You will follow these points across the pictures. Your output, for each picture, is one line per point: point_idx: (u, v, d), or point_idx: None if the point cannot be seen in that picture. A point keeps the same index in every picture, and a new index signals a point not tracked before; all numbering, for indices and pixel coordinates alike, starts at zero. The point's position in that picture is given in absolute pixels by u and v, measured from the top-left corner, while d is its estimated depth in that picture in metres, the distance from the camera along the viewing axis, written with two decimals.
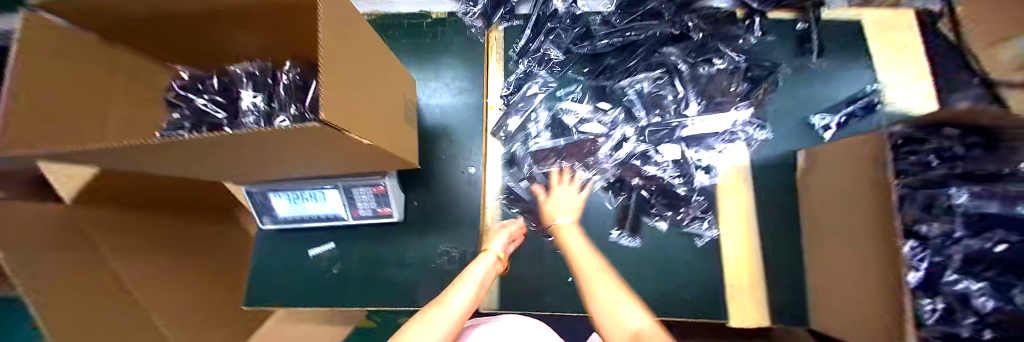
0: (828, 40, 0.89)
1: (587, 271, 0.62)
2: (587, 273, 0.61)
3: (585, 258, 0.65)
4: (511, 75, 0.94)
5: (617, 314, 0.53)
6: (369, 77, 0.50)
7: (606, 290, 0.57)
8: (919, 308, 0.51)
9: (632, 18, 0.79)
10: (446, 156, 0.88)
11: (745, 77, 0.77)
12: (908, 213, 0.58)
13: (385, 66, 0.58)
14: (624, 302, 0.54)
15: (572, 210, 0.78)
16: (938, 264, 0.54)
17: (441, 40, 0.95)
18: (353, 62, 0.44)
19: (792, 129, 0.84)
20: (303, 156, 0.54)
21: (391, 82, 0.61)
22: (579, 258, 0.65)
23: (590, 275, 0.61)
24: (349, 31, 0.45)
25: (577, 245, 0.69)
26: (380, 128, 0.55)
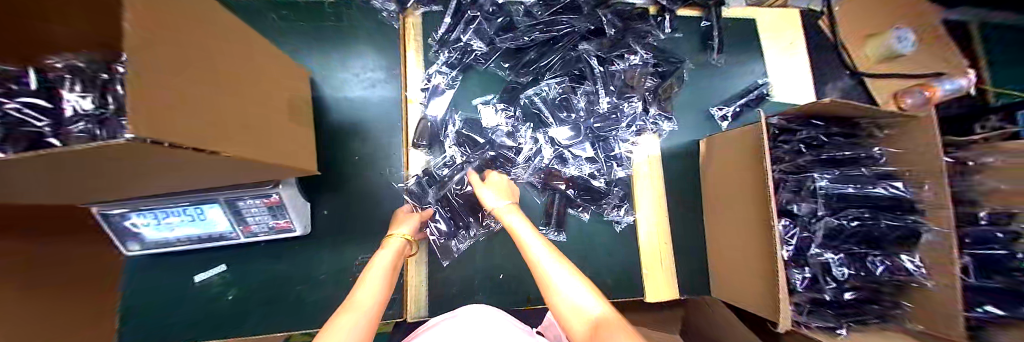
0: (730, 35, 0.95)
1: (538, 261, 0.51)
2: (537, 265, 0.51)
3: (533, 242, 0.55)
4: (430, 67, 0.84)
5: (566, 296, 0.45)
6: (232, 78, 0.43)
7: (557, 274, 0.48)
8: (801, 282, 0.61)
9: (551, 13, 0.82)
10: (361, 157, 0.81)
11: (652, 73, 0.83)
12: (783, 194, 0.63)
13: (246, 61, 0.47)
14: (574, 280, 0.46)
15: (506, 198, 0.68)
16: (806, 239, 0.61)
17: (348, 24, 0.85)
18: (205, 64, 0.37)
19: (693, 121, 0.91)
20: (156, 178, 0.46)
21: (261, 80, 0.51)
22: (530, 246, 0.54)
23: (541, 264, 0.51)
24: (195, 29, 0.36)
25: (520, 228, 0.59)
26: (257, 133, 0.47)
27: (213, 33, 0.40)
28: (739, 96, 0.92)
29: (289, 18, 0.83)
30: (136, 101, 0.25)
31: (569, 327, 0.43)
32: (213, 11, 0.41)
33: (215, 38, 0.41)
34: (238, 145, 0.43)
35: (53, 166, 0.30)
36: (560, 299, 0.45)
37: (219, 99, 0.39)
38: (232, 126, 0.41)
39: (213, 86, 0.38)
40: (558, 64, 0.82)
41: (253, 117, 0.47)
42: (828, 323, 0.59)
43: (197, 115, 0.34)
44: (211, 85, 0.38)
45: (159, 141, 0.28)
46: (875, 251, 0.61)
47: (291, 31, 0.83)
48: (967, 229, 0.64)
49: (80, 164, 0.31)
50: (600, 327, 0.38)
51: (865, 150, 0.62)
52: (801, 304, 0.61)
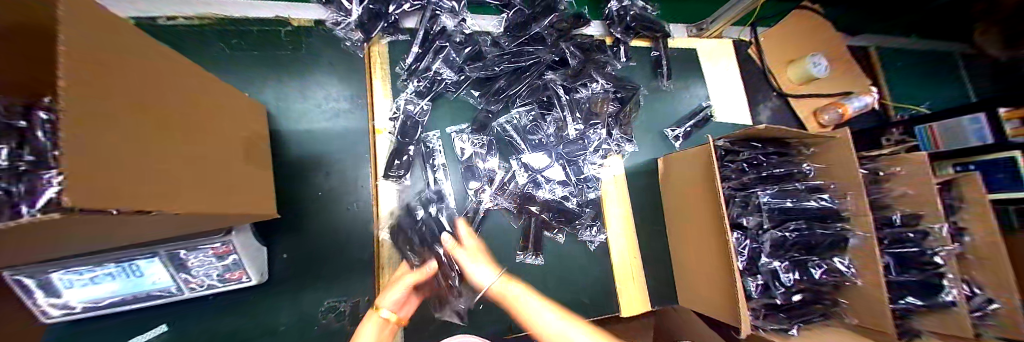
0: (677, 62, 1.06)
1: (543, 326, 0.52)
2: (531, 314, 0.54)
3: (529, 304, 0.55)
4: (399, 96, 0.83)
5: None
6: (184, 116, 0.40)
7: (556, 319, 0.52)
8: (754, 290, 0.66)
9: (518, 44, 0.86)
10: (324, 192, 0.77)
11: (613, 98, 0.89)
12: (734, 209, 0.70)
13: (194, 90, 0.43)
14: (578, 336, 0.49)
15: (484, 262, 0.64)
16: (756, 250, 0.68)
17: (308, 53, 0.82)
18: (153, 105, 0.34)
19: (650, 142, 0.98)
20: (82, 243, 0.40)
21: (212, 110, 0.47)
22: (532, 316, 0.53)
23: (538, 320, 0.53)
24: (130, 60, 0.31)
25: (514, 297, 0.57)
26: (215, 181, 0.44)
27: (151, 62, 0.36)
28: (690, 117, 1.01)
29: (240, 46, 0.79)
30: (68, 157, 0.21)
31: None
32: (163, 52, 0.39)
33: (158, 71, 0.37)
34: (197, 199, 0.39)
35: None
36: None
37: (169, 143, 0.36)
38: (184, 178, 0.38)
39: (161, 123, 0.35)
40: (526, 92, 0.86)
41: (208, 160, 0.44)
42: (781, 326, 0.65)
43: (142, 166, 0.30)
44: (167, 136, 0.36)
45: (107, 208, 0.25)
46: (818, 258, 0.67)
47: (242, 61, 0.78)
48: (885, 231, 0.74)
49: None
50: None
51: (795, 166, 0.71)
52: (756, 309, 0.67)
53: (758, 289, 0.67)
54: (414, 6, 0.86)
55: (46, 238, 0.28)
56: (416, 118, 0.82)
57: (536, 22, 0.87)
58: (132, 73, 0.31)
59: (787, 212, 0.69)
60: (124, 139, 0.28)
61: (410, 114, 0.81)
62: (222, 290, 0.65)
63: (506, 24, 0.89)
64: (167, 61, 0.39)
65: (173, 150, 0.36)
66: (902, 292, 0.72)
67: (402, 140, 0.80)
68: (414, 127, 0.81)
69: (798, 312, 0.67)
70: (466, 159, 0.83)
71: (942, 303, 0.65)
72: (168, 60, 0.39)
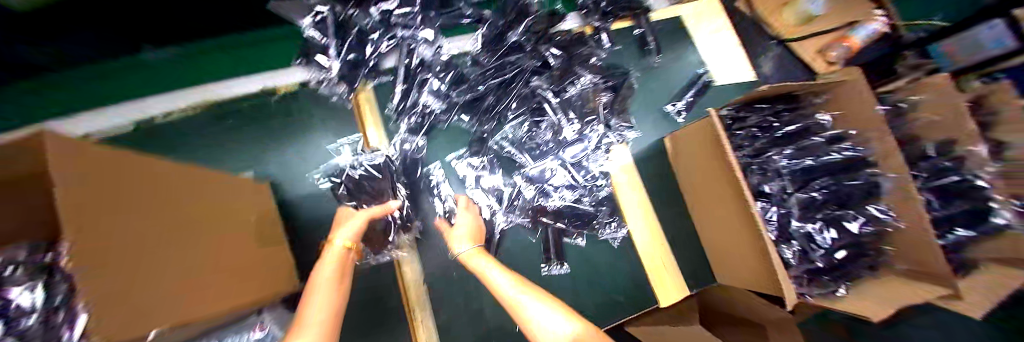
0: (662, 34, 1.02)
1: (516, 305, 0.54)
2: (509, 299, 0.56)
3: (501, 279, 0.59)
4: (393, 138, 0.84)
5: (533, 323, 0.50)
6: (189, 211, 0.42)
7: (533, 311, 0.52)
8: (792, 258, 0.64)
9: (498, 58, 0.86)
10: None
11: (605, 89, 0.87)
12: (754, 178, 0.67)
13: (193, 182, 0.45)
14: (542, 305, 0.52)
15: (468, 237, 0.70)
16: (785, 215, 0.65)
17: (301, 117, 0.84)
18: (162, 210, 0.36)
19: (652, 123, 0.96)
20: None
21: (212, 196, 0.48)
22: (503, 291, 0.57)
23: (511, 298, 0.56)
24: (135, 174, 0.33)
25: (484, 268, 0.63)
26: (233, 269, 0.46)
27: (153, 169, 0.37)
28: (687, 89, 0.98)
29: (237, 125, 0.81)
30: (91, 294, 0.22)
31: None
32: (158, 162, 0.39)
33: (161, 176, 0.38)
34: (218, 294, 0.40)
35: None
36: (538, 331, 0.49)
37: (182, 242, 0.37)
38: (200, 273, 0.39)
39: (172, 225, 0.37)
40: (516, 104, 0.85)
41: (219, 247, 0.45)
42: (826, 289, 0.63)
43: (161, 274, 0.32)
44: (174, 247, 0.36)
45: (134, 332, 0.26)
46: (851, 209, 0.65)
47: (242, 139, 0.81)
48: (920, 166, 0.69)
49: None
50: None
51: (810, 120, 0.68)
52: (800, 277, 0.64)
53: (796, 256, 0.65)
54: (390, 45, 0.86)
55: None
56: (411, 156, 0.82)
57: (511, 32, 0.86)
58: (138, 189, 0.33)
59: (810, 172, 0.66)
60: (143, 253, 0.30)
61: (405, 155, 0.81)
62: None
63: (481, 40, 0.88)
64: (163, 170, 0.39)
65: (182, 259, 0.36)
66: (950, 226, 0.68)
67: (404, 182, 0.79)
68: (412, 166, 0.81)
69: (845, 271, 0.64)
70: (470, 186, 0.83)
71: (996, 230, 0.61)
72: (163, 168, 0.40)
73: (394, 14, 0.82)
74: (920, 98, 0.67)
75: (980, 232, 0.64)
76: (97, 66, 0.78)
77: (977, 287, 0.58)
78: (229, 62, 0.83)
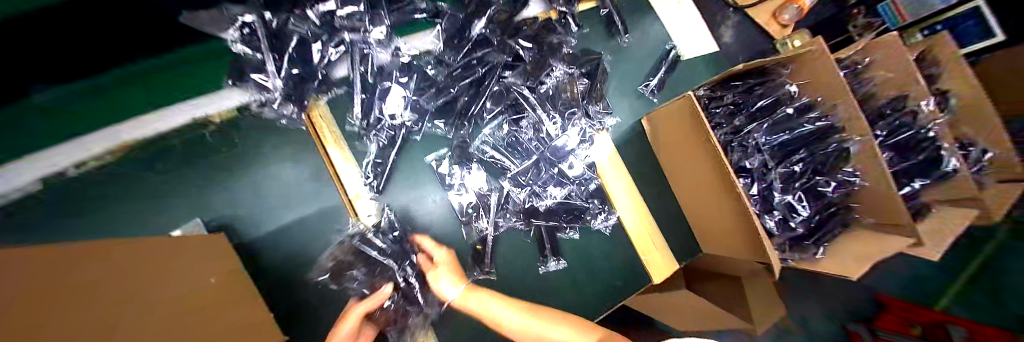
0: (629, 12, 0.99)
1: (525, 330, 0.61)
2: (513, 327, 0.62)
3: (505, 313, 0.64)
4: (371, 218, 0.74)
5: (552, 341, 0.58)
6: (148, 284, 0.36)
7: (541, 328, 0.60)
8: (774, 227, 0.67)
9: (464, 55, 0.79)
10: (325, 282, 0.72)
11: (580, 77, 0.83)
12: (734, 155, 0.68)
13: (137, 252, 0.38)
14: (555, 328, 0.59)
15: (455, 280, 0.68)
16: (766, 188, 0.67)
17: (247, 146, 0.73)
18: (109, 293, 0.30)
19: (628, 105, 0.95)
20: None
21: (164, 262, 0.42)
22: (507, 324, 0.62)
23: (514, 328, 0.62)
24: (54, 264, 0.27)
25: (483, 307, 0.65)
26: (213, 336, 0.40)
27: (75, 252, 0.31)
28: (658, 67, 0.97)
29: (173, 166, 0.71)
30: None
31: None
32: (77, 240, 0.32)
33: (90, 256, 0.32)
34: None
35: None
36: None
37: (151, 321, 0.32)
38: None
39: (132, 305, 0.32)
40: (491, 103, 0.80)
41: (199, 312, 0.40)
42: (806, 251, 0.67)
43: None
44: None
45: None
46: (822, 176, 0.68)
47: (182, 181, 0.71)
48: (880, 125, 0.73)
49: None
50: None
51: (780, 91, 0.69)
52: (781, 244, 0.68)
53: (777, 226, 0.68)
54: (338, 52, 0.76)
55: None
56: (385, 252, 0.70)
57: (474, 24, 0.80)
58: (67, 278, 0.27)
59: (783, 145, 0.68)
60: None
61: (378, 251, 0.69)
62: None
63: (442, 37, 0.81)
64: (67, 259, 0.29)
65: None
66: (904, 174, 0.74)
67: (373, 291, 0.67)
68: (386, 265, 0.68)
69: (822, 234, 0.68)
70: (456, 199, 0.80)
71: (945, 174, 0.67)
72: (67, 256, 0.29)
73: (336, 16, 0.74)
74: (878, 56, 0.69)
75: (931, 177, 0.70)
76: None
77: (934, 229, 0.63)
78: (148, 95, 0.67)
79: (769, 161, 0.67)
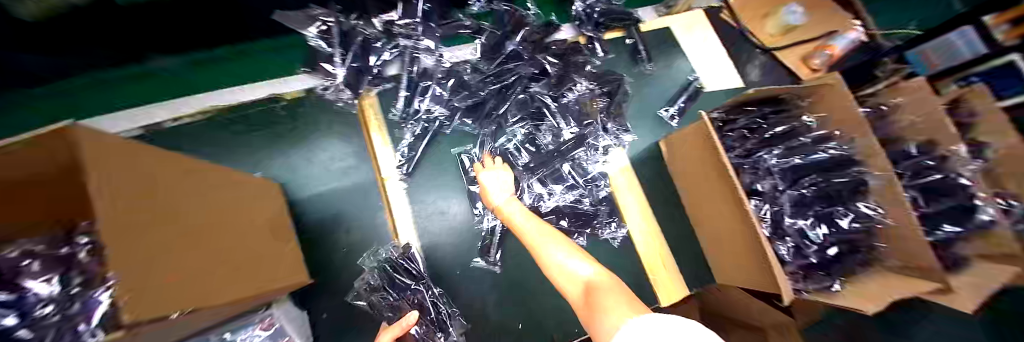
0: (655, 43, 1.07)
1: (539, 247, 0.55)
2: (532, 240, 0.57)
3: (528, 223, 0.60)
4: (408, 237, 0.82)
5: (567, 268, 0.51)
6: (213, 210, 0.45)
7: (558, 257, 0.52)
8: (786, 253, 0.66)
9: (497, 65, 0.90)
10: (347, 248, 0.79)
11: (601, 95, 0.90)
12: (746, 176, 0.70)
13: (218, 182, 0.48)
14: (573, 257, 0.52)
15: (507, 188, 0.68)
16: (779, 212, 0.68)
17: (306, 122, 0.86)
18: (186, 206, 0.38)
19: (647, 127, 0.99)
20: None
21: (234, 197, 0.51)
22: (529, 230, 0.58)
23: (543, 247, 0.55)
24: (161, 173, 0.36)
25: (519, 212, 0.62)
26: (250, 265, 0.48)
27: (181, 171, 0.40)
28: (680, 94, 1.02)
29: (244, 130, 0.84)
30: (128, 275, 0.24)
31: (567, 293, 0.51)
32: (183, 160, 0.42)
33: (186, 176, 0.41)
34: (237, 286, 0.42)
35: None
36: (560, 270, 0.51)
37: (205, 238, 0.40)
38: (223, 267, 0.41)
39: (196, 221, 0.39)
40: (516, 109, 0.88)
41: (240, 245, 0.47)
42: (822, 284, 0.64)
43: (187, 267, 0.34)
44: (198, 245, 0.38)
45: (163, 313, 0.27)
46: (840, 206, 0.68)
47: (247, 143, 0.83)
48: (904, 164, 0.73)
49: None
50: (595, 291, 0.45)
51: (795, 121, 0.72)
52: (795, 272, 0.66)
53: (789, 252, 0.66)
54: (393, 54, 0.90)
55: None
56: (414, 277, 0.76)
57: (509, 41, 0.92)
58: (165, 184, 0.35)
59: (797, 171, 0.69)
60: (170, 245, 0.32)
61: (408, 276, 0.75)
62: None
63: (481, 49, 0.93)
64: (174, 173, 0.39)
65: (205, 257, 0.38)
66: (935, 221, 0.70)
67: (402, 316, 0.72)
68: (415, 290, 0.75)
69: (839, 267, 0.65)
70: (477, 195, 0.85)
71: (981, 224, 0.64)
72: (175, 171, 0.39)
73: (396, 25, 0.90)
74: (901, 99, 0.70)
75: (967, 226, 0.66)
76: (104, 74, 0.80)
77: (968, 279, 0.59)
78: (245, 70, 0.87)
79: (782, 184, 0.68)
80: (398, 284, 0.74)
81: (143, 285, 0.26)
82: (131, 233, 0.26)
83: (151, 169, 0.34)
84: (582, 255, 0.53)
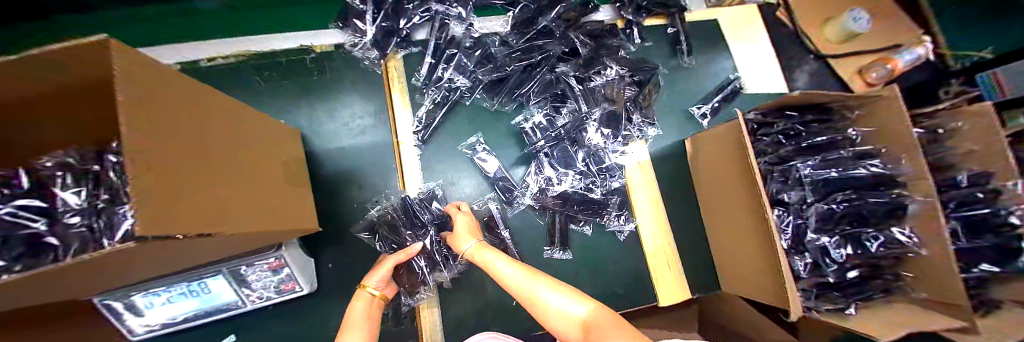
0: (697, 36, 1.00)
1: (524, 292, 0.54)
2: (519, 288, 0.55)
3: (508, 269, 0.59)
4: (415, 193, 0.82)
5: (549, 307, 0.51)
6: (234, 144, 0.46)
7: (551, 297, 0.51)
8: (801, 269, 0.64)
9: (527, 40, 0.87)
10: (359, 204, 0.81)
11: (630, 83, 0.87)
12: (773, 185, 0.67)
13: (239, 118, 0.50)
14: (558, 293, 0.52)
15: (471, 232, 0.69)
16: (802, 226, 0.64)
17: (333, 76, 0.86)
18: (205, 137, 0.39)
19: (675, 123, 0.95)
20: (164, 266, 0.46)
21: (255, 137, 0.52)
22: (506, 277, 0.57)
23: (525, 288, 0.54)
24: (184, 100, 0.37)
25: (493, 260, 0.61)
26: (266, 204, 0.49)
27: (206, 103, 0.42)
28: (716, 92, 0.96)
29: (272, 78, 0.83)
30: (145, 198, 0.24)
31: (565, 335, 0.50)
32: (209, 92, 0.43)
33: (208, 109, 0.42)
34: (252, 222, 0.44)
35: (96, 273, 0.32)
36: (553, 314, 0.50)
37: (221, 170, 0.41)
38: (238, 201, 0.42)
39: (217, 154, 0.41)
40: (538, 88, 0.86)
41: (256, 183, 0.49)
42: (837, 305, 0.61)
43: (202, 196, 0.35)
44: (215, 175, 0.39)
45: (177, 232, 0.28)
46: (877, 231, 0.63)
47: (273, 91, 0.83)
48: (951, 193, 0.67)
49: (57, 279, 0.28)
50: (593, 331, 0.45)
51: (839, 133, 0.66)
52: (808, 289, 0.64)
53: (804, 267, 0.64)
54: (423, 18, 0.89)
55: (125, 264, 0.32)
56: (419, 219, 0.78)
57: (543, 16, 0.88)
58: (187, 115, 0.36)
59: (831, 186, 0.64)
60: (188, 172, 0.34)
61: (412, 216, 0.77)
62: (279, 299, 0.71)
63: (511, 22, 0.91)
64: (198, 104, 0.40)
65: (220, 190, 0.39)
66: (975, 259, 0.65)
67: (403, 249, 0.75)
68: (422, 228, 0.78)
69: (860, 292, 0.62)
70: (490, 172, 0.83)
71: None
72: (198, 102, 0.40)
73: None
74: (961, 124, 0.64)
75: (1007, 268, 0.62)
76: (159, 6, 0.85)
77: (997, 323, 0.55)
78: (281, 18, 0.90)
79: (812, 197, 0.64)
80: (406, 219, 0.78)
81: (161, 210, 0.27)
82: (151, 158, 0.27)
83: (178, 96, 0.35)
84: (574, 292, 0.52)
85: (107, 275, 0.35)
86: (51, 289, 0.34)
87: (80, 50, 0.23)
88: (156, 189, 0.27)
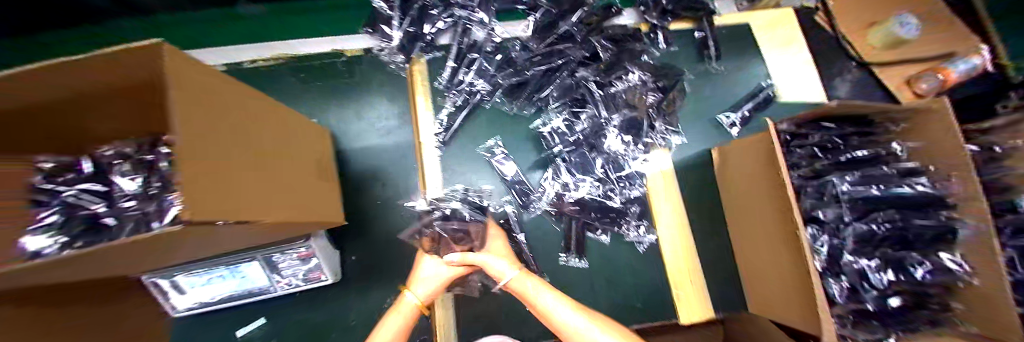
0: (726, 41, 0.96)
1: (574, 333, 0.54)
2: (565, 327, 0.55)
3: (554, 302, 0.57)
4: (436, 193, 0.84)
5: None
6: (271, 141, 0.49)
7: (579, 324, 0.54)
8: (839, 292, 0.58)
9: (547, 45, 0.87)
10: (381, 201, 0.85)
11: (652, 89, 0.85)
12: (806, 201, 0.62)
13: (279, 115, 0.54)
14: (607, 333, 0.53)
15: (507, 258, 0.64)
16: (838, 247, 0.60)
17: (361, 78, 0.91)
18: (246, 132, 0.42)
19: (701, 132, 0.91)
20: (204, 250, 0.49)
21: (290, 133, 0.56)
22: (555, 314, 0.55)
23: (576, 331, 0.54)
24: (229, 99, 0.40)
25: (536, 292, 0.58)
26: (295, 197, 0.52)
27: (249, 102, 0.46)
28: (746, 100, 0.92)
29: (307, 79, 0.89)
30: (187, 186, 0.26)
31: None
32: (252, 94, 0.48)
33: (251, 107, 0.46)
34: (283, 214, 0.46)
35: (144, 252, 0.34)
36: None
37: (256, 164, 0.43)
38: (271, 192, 0.45)
39: (255, 149, 0.44)
40: (558, 93, 0.86)
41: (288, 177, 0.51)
42: (874, 334, 0.56)
43: (241, 186, 0.37)
44: (252, 167, 0.42)
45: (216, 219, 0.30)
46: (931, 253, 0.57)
47: (308, 91, 0.89)
48: (1011, 219, 0.60)
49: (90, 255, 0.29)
50: None
51: (882, 148, 0.62)
52: (844, 316, 0.58)
53: (842, 291, 0.58)
54: (446, 23, 0.91)
55: (162, 247, 0.34)
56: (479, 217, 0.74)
57: (565, 20, 0.88)
58: (231, 113, 0.40)
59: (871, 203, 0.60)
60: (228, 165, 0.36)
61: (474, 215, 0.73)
62: (306, 287, 0.75)
63: (533, 26, 0.91)
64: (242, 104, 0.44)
65: (256, 181, 0.42)
66: None
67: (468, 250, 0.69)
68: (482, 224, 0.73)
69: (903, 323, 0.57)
70: (507, 175, 0.84)
71: None
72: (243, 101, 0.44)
73: None
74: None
75: None
76: (211, 11, 0.93)
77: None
78: (317, 22, 0.95)
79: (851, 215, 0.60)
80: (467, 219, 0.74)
81: (204, 199, 0.28)
82: (195, 150, 0.29)
83: (223, 94, 0.39)
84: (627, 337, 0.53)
85: (152, 255, 0.38)
86: (103, 266, 0.37)
87: (136, 54, 0.27)
88: (201, 176, 0.29)
